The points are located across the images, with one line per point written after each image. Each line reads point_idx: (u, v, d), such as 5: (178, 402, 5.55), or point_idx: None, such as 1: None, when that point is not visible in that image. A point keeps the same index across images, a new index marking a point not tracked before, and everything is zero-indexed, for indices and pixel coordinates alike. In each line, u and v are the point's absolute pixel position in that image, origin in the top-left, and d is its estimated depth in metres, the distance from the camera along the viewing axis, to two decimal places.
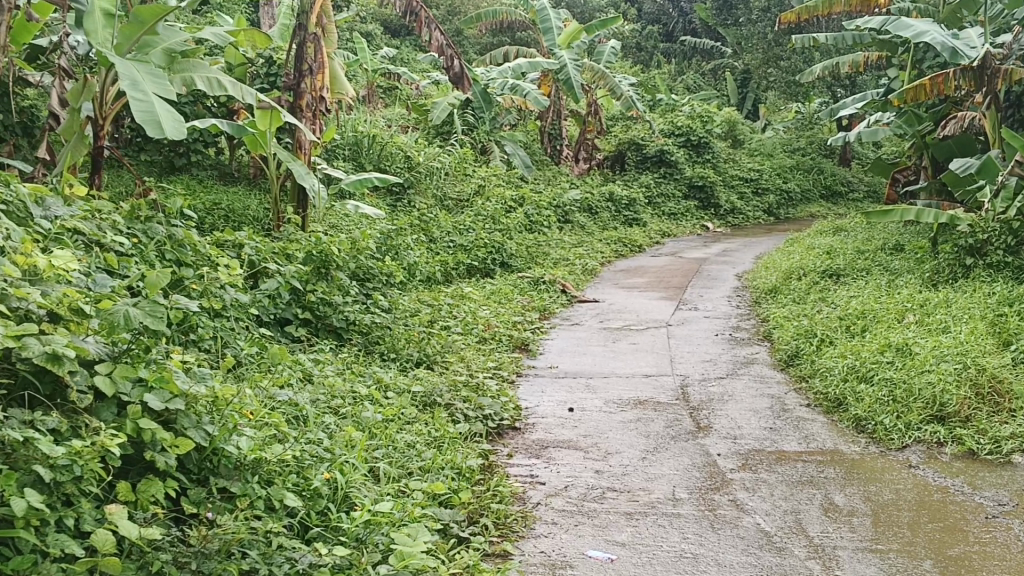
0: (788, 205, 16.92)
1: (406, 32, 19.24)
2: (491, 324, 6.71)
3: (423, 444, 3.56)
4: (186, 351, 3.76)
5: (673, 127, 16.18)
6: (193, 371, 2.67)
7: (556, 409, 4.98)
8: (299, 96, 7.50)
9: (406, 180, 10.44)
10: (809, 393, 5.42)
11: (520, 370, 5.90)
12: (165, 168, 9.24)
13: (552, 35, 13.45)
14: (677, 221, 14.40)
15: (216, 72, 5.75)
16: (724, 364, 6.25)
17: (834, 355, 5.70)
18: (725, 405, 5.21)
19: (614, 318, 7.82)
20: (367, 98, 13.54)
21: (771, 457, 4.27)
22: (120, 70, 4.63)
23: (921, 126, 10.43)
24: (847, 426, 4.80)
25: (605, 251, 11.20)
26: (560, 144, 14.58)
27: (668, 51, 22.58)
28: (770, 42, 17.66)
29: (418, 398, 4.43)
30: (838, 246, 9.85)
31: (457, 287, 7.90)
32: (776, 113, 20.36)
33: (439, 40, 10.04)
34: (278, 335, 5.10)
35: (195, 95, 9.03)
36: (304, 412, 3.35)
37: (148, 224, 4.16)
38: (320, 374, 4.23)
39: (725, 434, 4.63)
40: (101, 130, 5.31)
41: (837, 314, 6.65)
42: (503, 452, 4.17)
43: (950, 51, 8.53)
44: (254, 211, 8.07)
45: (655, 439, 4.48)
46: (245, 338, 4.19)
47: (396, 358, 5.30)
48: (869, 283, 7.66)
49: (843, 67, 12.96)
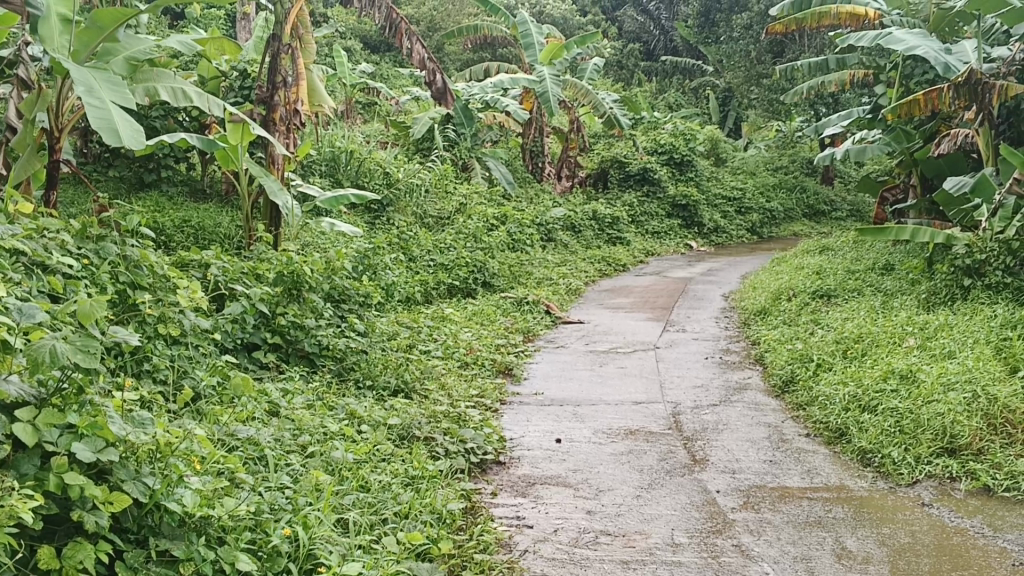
0: (771, 224, 16.71)
1: (387, 48, 18.99)
2: (473, 348, 6.40)
3: (399, 486, 3.24)
4: (139, 385, 3.43)
5: (655, 144, 16.01)
6: (134, 413, 2.35)
7: (542, 440, 4.67)
8: (272, 109, 7.19)
9: (385, 197, 10.14)
10: (808, 422, 5.14)
11: (504, 398, 5.57)
12: (132, 184, 8.89)
13: (533, 51, 13.06)
14: (661, 239, 14.16)
15: (182, 82, 5.42)
16: (717, 390, 5.95)
17: (832, 381, 5.42)
18: (721, 435, 4.92)
19: (600, 340, 7.52)
20: (346, 113, 13.29)
21: (774, 494, 3.98)
22: (76, 75, 4.29)
23: (909, 144, 10.25)
24: (852, 459, 4.52)
25: (589, 270, 10.93)
26: (541, 160, 14.37)
27: (649, 69, 22.47)
28: (753, 60, 17.54)
29: (395, 430, 4.11)
30: (827, 266, 9.62)
31: (437, 309, 7.58)
32: (758, 132, 20.22)
33: (421, 54, 9.80)
34: (245, 362, 4.78)
35: (166, 109, 8.71)
36: (268, 454, 3.04)
37: (101, 243, 3.83)
38: (288, 408, 3.91)
39: (722, 468, 4.33)
40: (56, 144, 4.90)
41: (832, 337, 6.38)
42: (487, 491, 3.85)
43: (942, 67, 8.45)
44: (225, 228, 7.77)
45: (649, 474, 4.18)
46: (207, 366, 3.87)
47: (372, 386, 4.99)
48: (863, 304, 7.41)
49: (828, 85, 12.84)
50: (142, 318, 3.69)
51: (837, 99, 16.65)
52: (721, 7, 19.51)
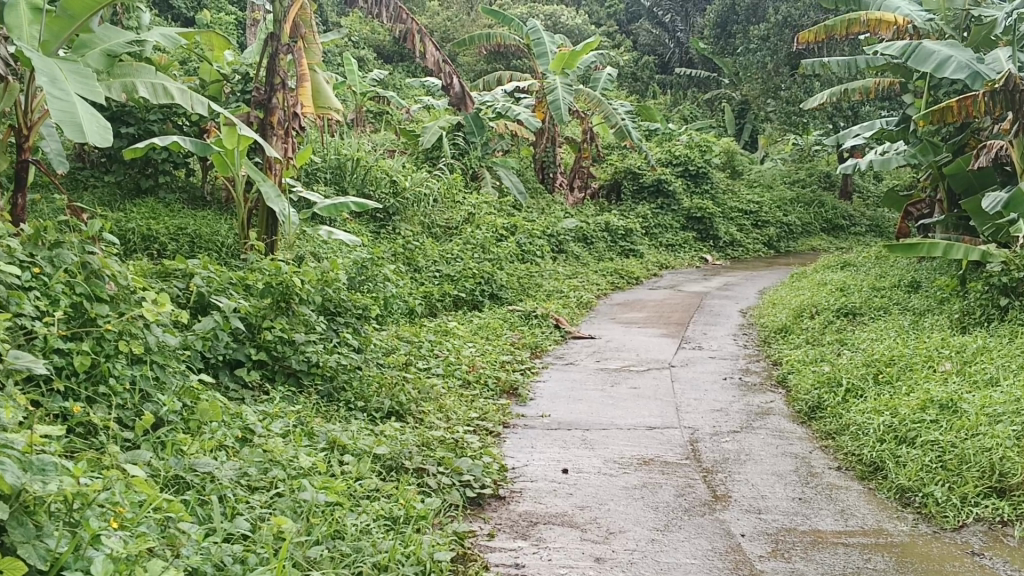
0: (789, 238, 16.22)
1: (399, 58, 18.64)
2: (476, 364, 5.99)
3: (379, 530, 2.85)
4: (90, 410, 3.06)
5: (670, 156, 15.63)
6: (46, 457, 1.99)
7: (548, 471, 4.25)
8: (270, 111, 6.76)
9: (391, 206, 9.73)
10: (839, 454, 4.72)
11: (507, 421, 5.16)
12: (129, 189, 8.50)
13: (547, 59, 12.73)
14: (675, 252, 13.72)
15: (163, 77, 5.07)
16: (737, 415, 5.52)
17: (864, 409, 4.98)
18: (743, 467, 4.49)
19: (612, 358, 7.10)
20: (354, 121, 12.93)
21: (805, 540, 3.56)
22: (37, 64, 3.88)
23: (937, 157, 9.79)
24: (889, 498, 4.09)
25: (600, 283, 10.51)
26: (553, 171, 13.95)
27: (664, 81, 22.07)
28: (769, 72, 17.08)
29: (383, 461, 3.71)
30: (849, 281, 9.19)
31: (441, 322, 7.17)
32: (775, 144, 19.82)
33: (435, 56, 9.35)
34: (225, 382, 4.40)
35: (165, 112, 8.34)
36: (228, 498, 2.67)
37: (56, 249, 3.45)
38: (262, 435, 3.51)
39: (747, 506, 3.92)
40: (26, 142, 4.52)
41: (860, 358, 5.95)
42: (483, 532, 3.44)
43: (970, 73, 8.00)
44: (223, 235, 7.41)
45: (665, 513, 3.76)
46: (175, 388, 3.51)
47: (364, 408, 4.60)
48: (890, 324, 6.98)
49: (851, 93, 12.41)
50: (101, 333, 3.30)
51: (856, 111, 16.10)
52: (738, 17, 19.06)
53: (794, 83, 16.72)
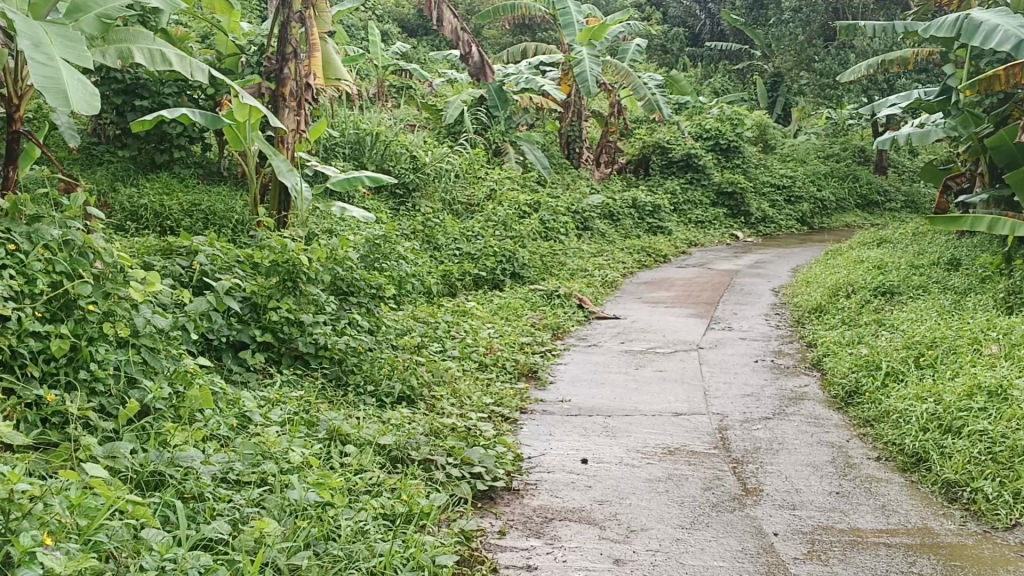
0: (822, 214, 15.79)
1: (424, 32, 18.30)
2: (493, 347, 5.74)
3: (377, 530, 2.61)
4: (69, 397, 2.85)
5: (700, 130, 15.26)
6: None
7: (566, 461, 3.99)
8: (281, 83, 6.50)
9: (411, 181, 9.46)
10: (878, 443, 4.42)
11: (525, 406, 4.91)
12: (144, 165, 8.29)
13: (573, 30, 12.35)
14: (705, 229, 13.37)
15: (161, 43, 4.87)
16: (769, 400, 5.23)
17: (905, 396, 4.67)
18: (775, 458, 4.20)
19: (636, 339, 6.82)
20: (377, 95, 12.59)
21: (843, 539, 3.28)
22: (20, 27, 3.65)
23: (978, 129, 9.35)
24: (934, 492, 3.80)
25: (627, 261, 10.21)
26: (579, 145, 13.62)
27: (694, 54, 21.60)
28: (802, 43, 16.59)
29: (387, 452, 3.47)
30: (886, 259, 8.81)
31: (459, 302, 6.93)
32: (807, 119, 19.33)
33: (453, 24, 9.03)
34: (227, 365, 4.19)
35: (180, 85, 8.12)
36: (207, 498, 2.45)
37: (36, 226, 3.22)
38: (259, 424, 3.29)
39: (780, 501, 3.64)
40: (15, 113, 4.29)
41: (900, 340, 5.62)
42: (493, 530, 3.20)
43: (1016, 41, 7.57)
44: (237, 212, 7.20)
45: (691, 509, 3.49)
46: (167, 372, 3.30)
47: (374, 393, 4.37)
48: (930, 304, 6.63)
49: (890, 63, 11.94)
50: (83, 315, 3.06)
51: (891, 83, 15.58)
52: None
53: (827, 55, 16.18)
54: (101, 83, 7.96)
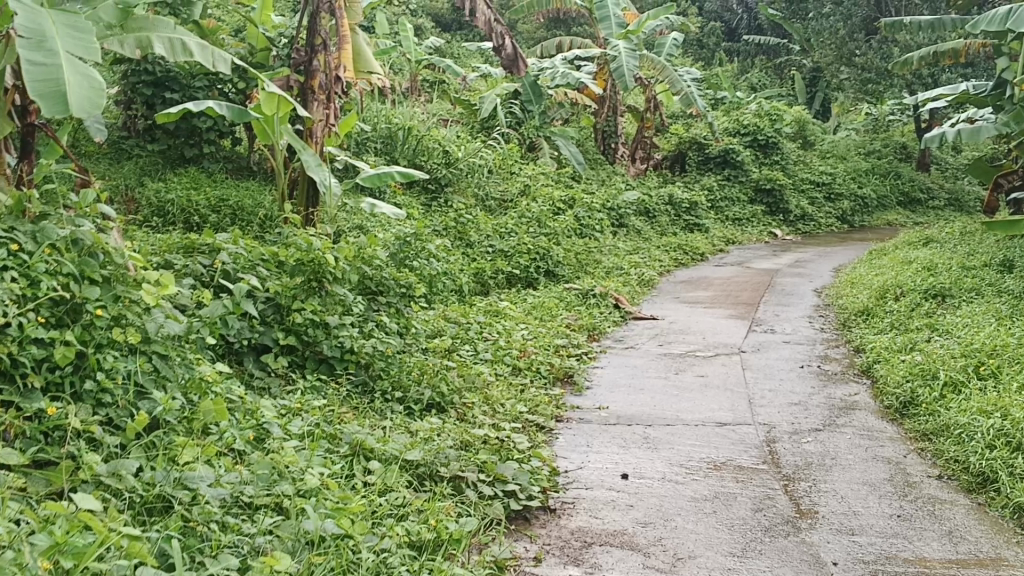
0: (863, 212, 15.36)
1: (459, 27, 18.07)
2: (527, 349, 5.49)
3: (402, 559, 2.39)
4: (72, 409, 2.65)
5: (738, 126, 14.91)
6: None
7: (605, 476, 3.74)
8: (310, 75, 6.31)
9: (442, 176, 9.23)
10: (940, 459, 4.12)
11: (561, 413, 4.66)
12: (173, 159, 8.12)
13: (609, 24, 12.11)
14: (742, 226, 13.01)
15: (181, 31, 4.70)
16: (818, 410, 4.93)
17: (966, 408, 4.37)
18: (829, 475, 3.92)
19: (675, 341, 6.54)
20: (409, 90, 12.35)
21: (910, 570, 3.01)
22: (20, 20, 3.47)
23: None
24: (1005, 517, 3.50)
25: (664, 259, 9.92)
26: (614, 141, 13.32)
27: (731, 49, 21.18)
28: (842, 38, 16.05)
29: (414, 468, 3.25)
30: (935, 259, 8.45)
31: (492, 301, 6.70)
32: (847, 114, 18.86)
33: (486, 15, 8.77)
34: (248, 369, 3.99)
35: (210, 79, 7.93)
36: (215, 527, 2.24)
37: (42, 224, 3.02)
38: (278, 437, 3.09)
39: (838, 525, 3.36)
40: (30, 104, 4.11)
41: (957, 347, 5.30)
42: (528, 555, 2.96)
43: None
44: (265, 206, 7.00)
45: (742, 533, 3.22)
46: (183, 380, 3.10)
47: (401, 400, 4.15)
48: (987, 308, 6.29)
49: (941, 56, 11.45)
50: (91, 320, 2.85)
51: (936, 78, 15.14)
52: None
53: (869, 49, 15.72)
54: (131, 75, 7.80)
